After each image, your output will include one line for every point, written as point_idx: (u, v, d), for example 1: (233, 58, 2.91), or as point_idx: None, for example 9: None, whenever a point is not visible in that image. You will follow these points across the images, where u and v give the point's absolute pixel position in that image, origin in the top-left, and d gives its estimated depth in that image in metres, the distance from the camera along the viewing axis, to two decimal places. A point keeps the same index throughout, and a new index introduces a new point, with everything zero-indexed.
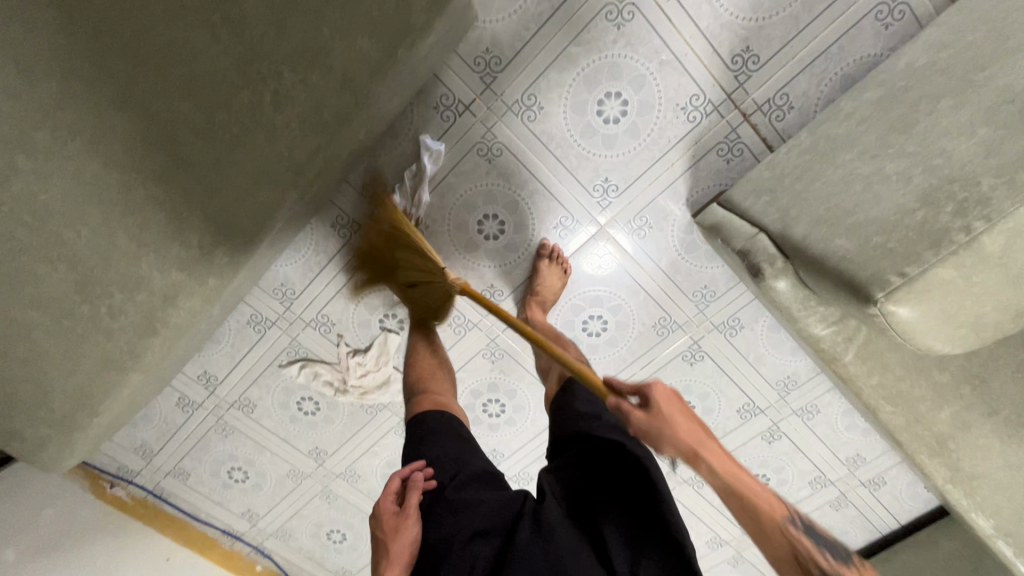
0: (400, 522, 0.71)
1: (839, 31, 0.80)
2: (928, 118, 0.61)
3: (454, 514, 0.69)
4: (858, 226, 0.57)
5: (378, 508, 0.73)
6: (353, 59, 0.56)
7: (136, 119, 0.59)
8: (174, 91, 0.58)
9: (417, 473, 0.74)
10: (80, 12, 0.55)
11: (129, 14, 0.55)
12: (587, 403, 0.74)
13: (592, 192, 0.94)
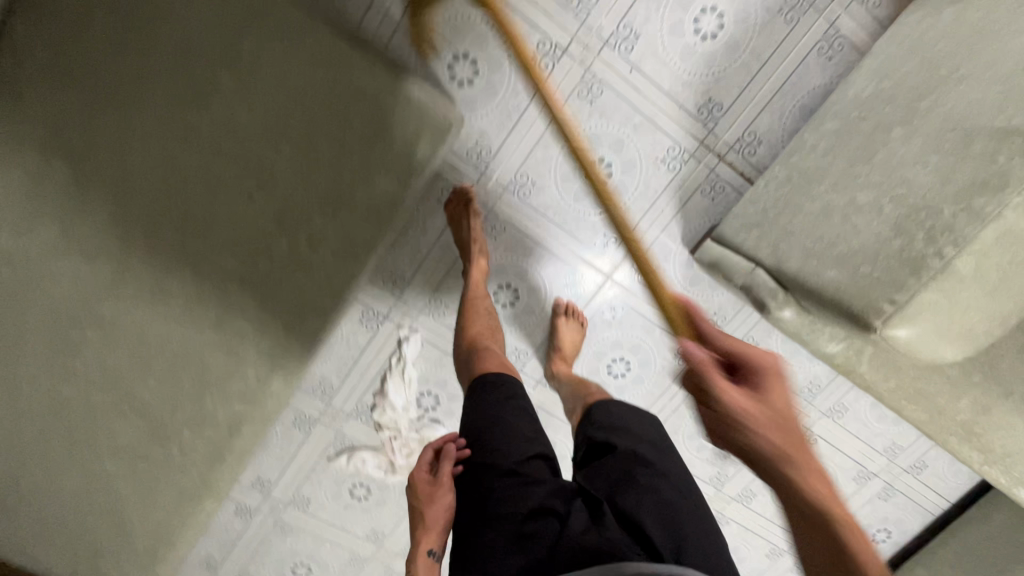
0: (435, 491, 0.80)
1: (789, 70, 0.89)
2: (885, 148, 0.68)
3: (519, 492, 0.67)
4: (844, 258, 0.63)
5: (413, 478, 0.83)
6: (374, 195, 0.63)
7: (188, 281, 0.65)
8: (220, 251, 0.64)
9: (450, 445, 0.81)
10: (129, 201, 0.61)
11: (170, 194, 0.61)
12: (607, 419, 0.79)
13: (594, 247, 1.00)
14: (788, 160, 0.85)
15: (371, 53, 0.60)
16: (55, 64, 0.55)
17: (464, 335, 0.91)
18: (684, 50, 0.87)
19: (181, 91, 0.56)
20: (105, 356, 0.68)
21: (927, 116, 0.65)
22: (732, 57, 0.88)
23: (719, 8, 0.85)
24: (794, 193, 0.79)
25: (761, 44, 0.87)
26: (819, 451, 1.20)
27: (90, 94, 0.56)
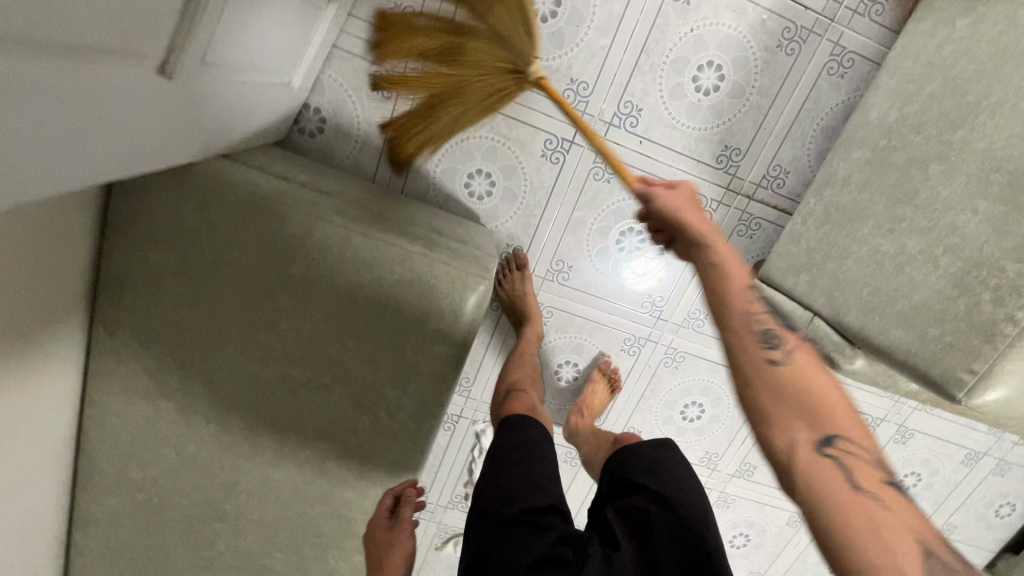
0: (395, 537, 0.72)
1: (802, 99, 0.86)
2: (926, 187, 0.66)
3: (521, 540, 0.63)
4: (909, 317, 0.62)
5: (370, 525, 0.73)
6: (436, 361, 0.66)
7: (292, 468, 0.71)
8: (314, 438, 0.69)
9: (410, 490, 0.72)
10: (229, 417, 0.67)
11: (262, 403, 0.67)
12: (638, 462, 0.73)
13: (642, 308, 1.01)
14: (822, 194, 0.83)
15: (403, 236, 0.64)
16: (145, 328, 0.62)
17: (505, 378, 0.90)
18: (690, 109, 0.86)
19: (251, 321, 0.63)
20: (236, 541, 0.75)
21: (965, 152, 0.62)
22: (739, 102, 0.86)
23: (716, 60, 0.84)
24: (838, 234, 0.77)
25: (767, 83, 0.86)
26: (919, 445, 1.16)
27: (180, 344, 0.63)
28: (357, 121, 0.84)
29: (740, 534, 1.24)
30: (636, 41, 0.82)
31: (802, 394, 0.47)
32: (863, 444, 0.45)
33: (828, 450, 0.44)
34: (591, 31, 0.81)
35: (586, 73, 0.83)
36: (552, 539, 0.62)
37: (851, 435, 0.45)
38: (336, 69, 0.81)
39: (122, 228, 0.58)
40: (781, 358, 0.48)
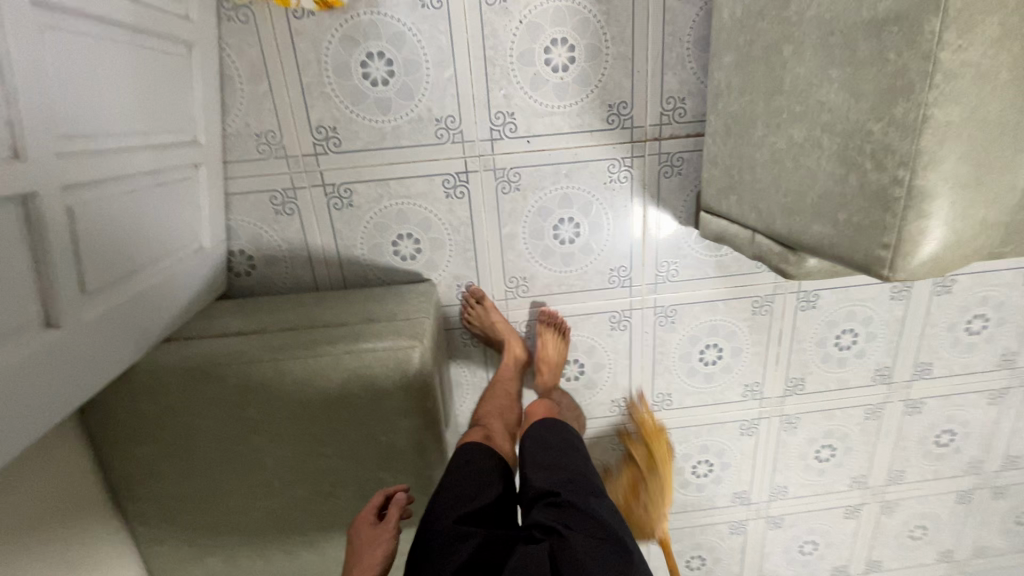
0: (377, 533, 0.65)
1: (660, 28, 0.84)
2: (788, 72, 0.62)
3: (442, 549, 0.65)
4: (820, 208, 0.59)
5: (356, 521, 0.68)
6: (408, 435, 0.70)
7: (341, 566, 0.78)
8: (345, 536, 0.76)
9: (399, 494, 0.68)
10: (271, 544, 0.76)
11: (290, 525, 0.75)
12: (545, 462, 0.76)
13: (612, 284, 1.00)
14: (717, 109, 0.80)
15: (331, 342, 0.69)
16: (167, 499, 0.72)
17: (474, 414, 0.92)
18: (557, 90, 0.86)
19: (240, 462, 0.70)
20: None
21: (803, 23, 0.58)
22: (600, 61, 0.85)
23: (558, 36, 0.83)
24: (741, 144, 0.74)
25: (618, 30, 0.84)
26: (966, 287, 1.07)
27: (199, 500, 0.72)
28: (277, 244, 0.91)
29: (822, 446, 1.18)
30: (476, 57, 0.83)
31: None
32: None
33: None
34: (431, 71, 0.83)
35: (446, 108, 0.85)
36: (477, 542, 0.65)
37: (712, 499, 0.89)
38: (239, 210, 0.88)
39: (110, 434, 0.68)
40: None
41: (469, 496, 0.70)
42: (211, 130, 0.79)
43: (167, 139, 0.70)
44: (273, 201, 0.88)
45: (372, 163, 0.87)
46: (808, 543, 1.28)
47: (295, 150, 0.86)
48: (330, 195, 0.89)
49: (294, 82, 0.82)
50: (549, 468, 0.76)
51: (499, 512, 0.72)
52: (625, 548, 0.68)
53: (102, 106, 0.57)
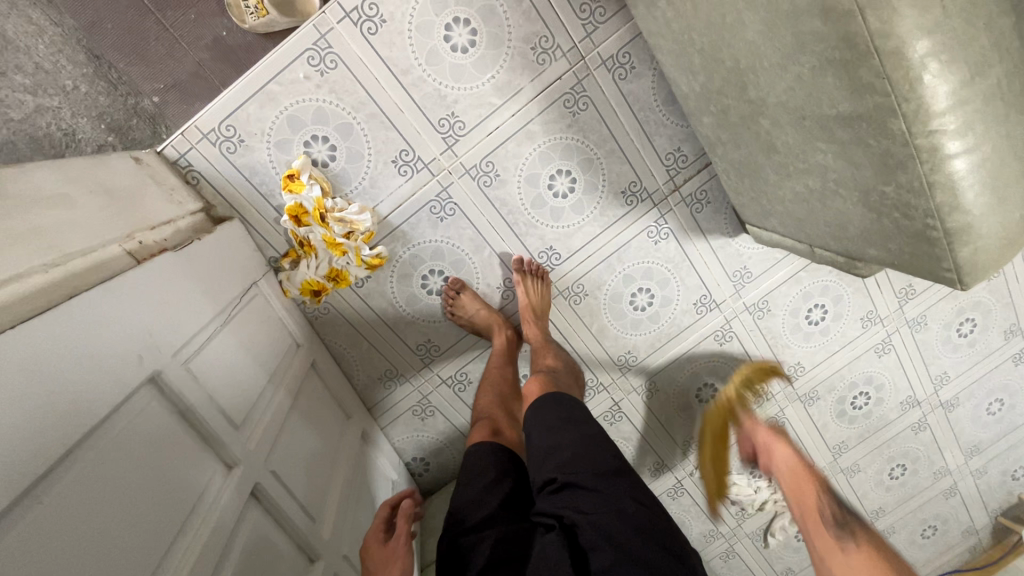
0: (391, 552, 0.69)
1: (628, 110, 0.91)
2: (774, 138, 0.68)
3: (464, 558, 0.66)
4: (869, 238, 0.65)
5: (366, 547, 0.71)
6: None
7: None
8: None
9: (404, 500, 0.76)
10: None
11: None
12: (545, 437, 0.72)
13: (702, 312, 1.08)
14: (718, 154, 0.86)
15: None
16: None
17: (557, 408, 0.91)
18: (575, 206, 0.96)
19: None
20: None
21: (769, 105, 0.64)
22: (594, 165, 0.94)
23: (553, 170, 0.93)
24: (758, 182, 0.80)
25: (596, 136, 0.92)
26: None
27: None
28: (434, 438, 1.08)
29: (961, 322, 1.20)
30: (501, 225, 0.94)
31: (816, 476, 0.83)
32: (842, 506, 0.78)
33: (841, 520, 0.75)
34: (473, 256, 0.96)
35: (500, 274, 0.98)
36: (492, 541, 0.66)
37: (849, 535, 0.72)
38: (395, 432, 1.06)
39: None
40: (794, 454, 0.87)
41: (483, 499, 0.71)
42: (347, 397, 0.96)
43: (335, 437, 0.87)
44: (414, 413, 1.05)
45: (466, 347, 1.01)
46: (994, 402, 1.31)
47: (409, 371, 1.01)
48: (452, 385, 1.04)
49: (382, 326, 0.97)
50: (555, 428, 0.73)
51: (516, 507, 0.71)
52: (641, 514, 0.63)
53: (307, 466, 0.74)
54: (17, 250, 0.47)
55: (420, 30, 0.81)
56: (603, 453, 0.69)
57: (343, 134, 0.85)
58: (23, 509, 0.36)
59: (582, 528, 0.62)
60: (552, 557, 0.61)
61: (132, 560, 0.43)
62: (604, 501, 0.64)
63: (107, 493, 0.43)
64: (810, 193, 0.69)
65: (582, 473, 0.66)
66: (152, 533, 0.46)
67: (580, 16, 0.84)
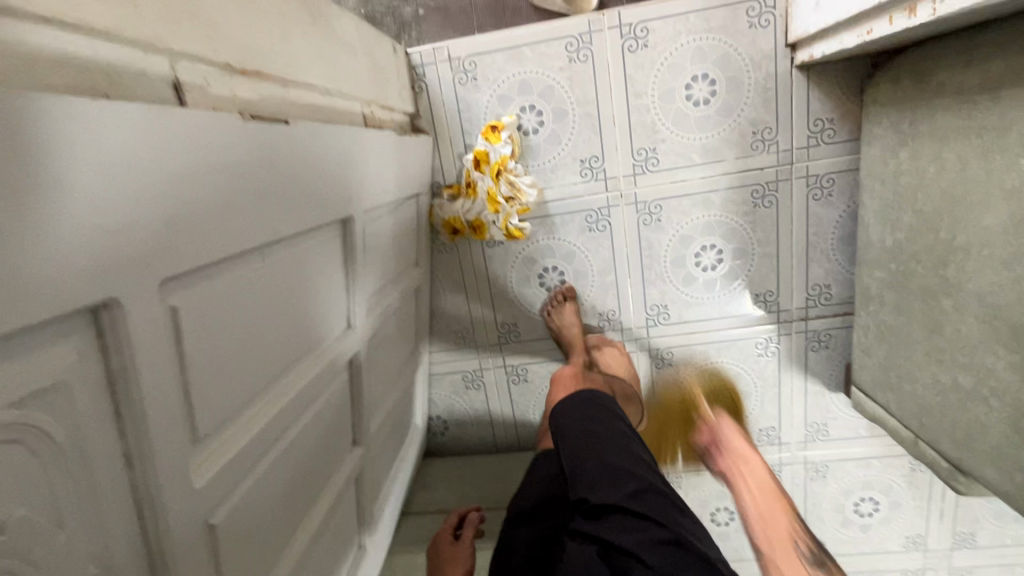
0: (456, 551, 0.83)
1: (804, 228, 0.93)
2: (947, 322, 0.69)
3: (507, 550, 0.71)
4: (994, 458, 0.64)
5: (435, 541, 0.86)
6: None
7: None
8: None
9: (473, 512, 0.90)
10: None
11: None
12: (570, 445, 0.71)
13: (762, 442, 1.07)
14: (868, 309, 0.86)
15: None
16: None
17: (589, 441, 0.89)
18: (707, 283, 0.98)
19: None
20: None
21: (965, 289, 0.65)
22: (747, 258, 0.96)
23: (708, 243, 0.96)
24: (897, 353, 0.80)
25: (762, 234, 0.94)
26: None
27: None
28: (466, 409, 1.10)
29: None
30: (635, 264, 0.98)
31: (761, 502, 0.86)
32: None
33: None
34: (596, 276, 0.99)
35: (607, 304, 1.01)
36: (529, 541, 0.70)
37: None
38: (438, 385, 1.09)
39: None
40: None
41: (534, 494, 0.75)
42: (423, 332, 1.01)
43: (403, 357, 0.91)
44: (464, 379, 1.08)
45: (543, 348, 1.04)
46: None
47: (483, 340, 1.05)
48: (510, 374, 1.06)
49: (486, 289, 1.02)
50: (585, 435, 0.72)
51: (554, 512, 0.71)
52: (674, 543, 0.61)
53: (383, 365, 0.79)
54: (315, 66, 0.55)
55: (669, 69, 0.87)
56: (631, 476, 0.66)
57: (555, 115, 0.92)
58: (240, 262, 0.40)
59: (610, 550, 0.61)
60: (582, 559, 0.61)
61: (278, 359, 0.47)
62: (635, 527, 0.62)
63: (283, 293, 0.47)
64: (955, 388, 0.69)
65: (608, 486, 0.65)
66: (295, 347, 0.50)
67: (811, 128, 0.88)
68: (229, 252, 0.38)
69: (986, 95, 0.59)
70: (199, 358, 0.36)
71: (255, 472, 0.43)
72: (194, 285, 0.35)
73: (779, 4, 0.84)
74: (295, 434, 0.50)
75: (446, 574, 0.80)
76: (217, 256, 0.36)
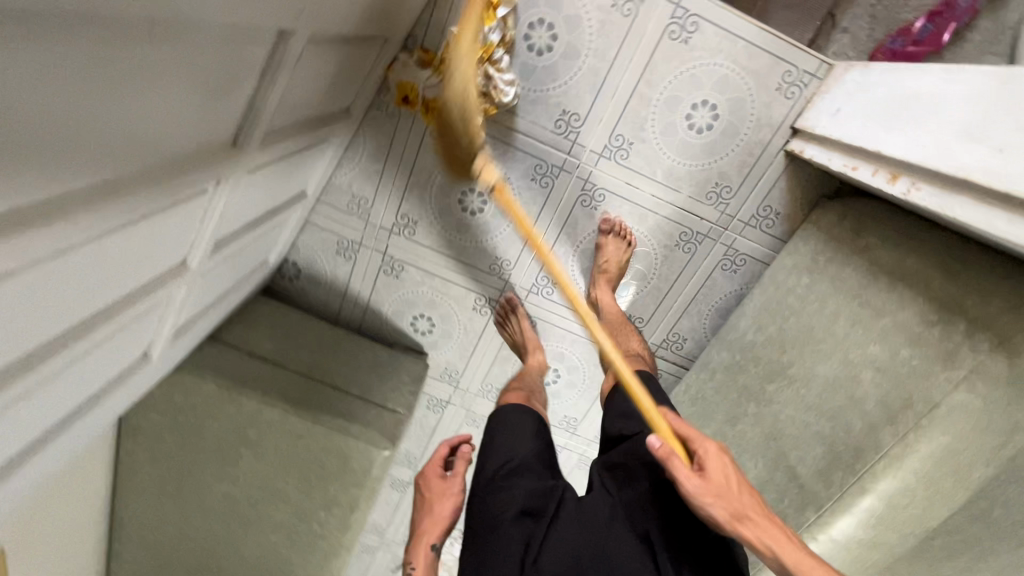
0: (448, 485, 0.81)
1: (699, 285, 0.99)
2: (741, 421, 0.80)
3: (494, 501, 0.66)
4: None
5: (423, 479, 0.82)
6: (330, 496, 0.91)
7: (233, 555, 0.98)
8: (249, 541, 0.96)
9: (465, 447, 0.84)
10: (195, 515, 0.93)
11: (218, 519, 0.94)
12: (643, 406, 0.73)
13: (560, 424, 1.19)
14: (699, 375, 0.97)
15: (352, 413, 0.91)
16: (151, 469, 0.89)
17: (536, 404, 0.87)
18: None
19: (221, 463, 0.89)
20: None
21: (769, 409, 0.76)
22: (642, 282, 1.01)
23: None
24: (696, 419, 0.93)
25: (667, 269, 0.99)
26: None
27: (173, 473, 0.90)
28: (325, 271, 1.05)
29: None
30: (553, 233, 0.97)
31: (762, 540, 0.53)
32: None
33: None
34: (513, 223, 0.96)
35: (509, 252, 0.99)
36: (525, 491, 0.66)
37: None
38: (307, 235, 1.01)
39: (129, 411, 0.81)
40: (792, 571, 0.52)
41: (519, 441, 0.71)
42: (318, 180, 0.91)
43: (287, 196, 0.82)
44: (338, 245, 1.02)
45: (429, 257, 1.01)
46: None
47: (376, 219, 0.98)
48: (384, 264, 1.03)
49: (406, 173, 0.94)
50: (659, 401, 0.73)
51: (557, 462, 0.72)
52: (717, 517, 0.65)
53: (259, 197, 0.70)
54: None
55: (690, 79, 0.83)
56: None
57: (567, 50, 0.83)
58: (119, 31, 0.30)
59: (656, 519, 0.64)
60: (597, 525, 0.65)
61: (120, 153, 0.38)
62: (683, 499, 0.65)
63: (159, 82, 0.37)
64: None
65: None
66: (151, 147, 0.41)
67: (760, 209, 0.91)
68: (108, 17, 0.28)
69: (887, 279, 0.66)
70: (6, 127, 0.28)
71: (41, 271, 0.37)
72: (35, 37, 0.26)
73: (811, 85, 0.82)
74: (110, 241, 0.43)
75: (436, 509, 0.79)
76: (86, 15, 0.27)
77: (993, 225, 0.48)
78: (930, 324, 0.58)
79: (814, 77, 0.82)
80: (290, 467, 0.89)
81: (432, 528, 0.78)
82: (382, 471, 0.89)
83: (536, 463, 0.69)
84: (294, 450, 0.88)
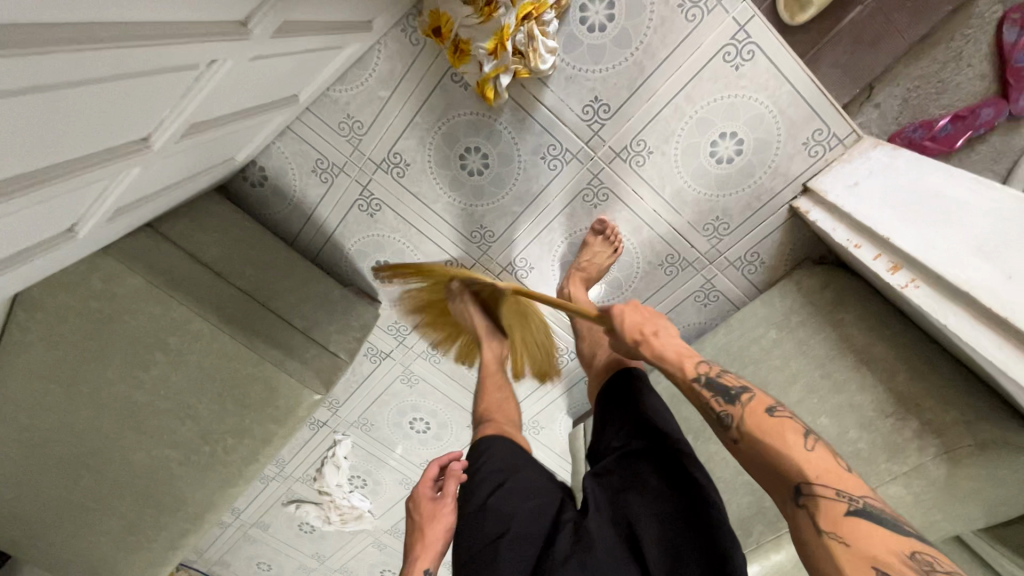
0: (441, 505, 0.70)
1: (667, 307, 1.00)
2: None
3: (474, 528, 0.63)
4: None
5: (414, 493, 0.72)
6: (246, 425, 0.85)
7: (102, 475, 0.86)
8: (132, 458, 0.85)
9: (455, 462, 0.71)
10: (70, 419, 0.81)
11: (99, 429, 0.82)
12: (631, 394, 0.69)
13: None
14: None
15: (295, 343, 0.87)
16: (41, 352, 0.77)
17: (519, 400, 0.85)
18: None
19: (130, 363, 0.79)
20: (41, 512, 0.88)
21: (714, 449, 0.82)
22: (615, 289, 1.01)
23: None
24: None
25: (644, 283, 0.99)
26: None
27: (67, 362, 0.78)
28: (294, 186, 0.96)
29: None
30: (546, 216, 0.93)
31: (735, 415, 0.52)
32: (844, 486, 0.44)
33: (797, 498, 0.45)
34: (509, 194, 0.92)
35: (496, 223, 0.95)
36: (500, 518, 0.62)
37: (859, 541, 0.41)
38: (285, 143, 0.92)
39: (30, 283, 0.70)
40: (745, 422, 0.51)
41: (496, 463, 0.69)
42: (315, 88, 0.81)
43: (279, 95, 0.72)
44: (316, 164, 0.92)
45: (412, 205, 0.94)
46: None
47: (366, 148, 0.90)
48: (362, 199, 0.95)
49: (412, 109, 0.86)
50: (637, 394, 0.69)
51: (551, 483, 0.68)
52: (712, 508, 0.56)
53: (251, 88, 0.61)
54: None
55: (729, 107, 0.81)
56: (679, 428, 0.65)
57: (618, 36, 0.78)
58: None
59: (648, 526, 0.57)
60: (587, 540, 0.58)
61: None
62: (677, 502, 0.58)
63: None
64: None
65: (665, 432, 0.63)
66: None
67: (749, 253, 0.91)
68: None
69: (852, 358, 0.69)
70: None
71: None
72: None
73: (836, 149, 0.81)
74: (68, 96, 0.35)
75: (428, 533, 0.68)
76: None
77: (978, 343, 0.53)
78: (885, 414, 0.65)
79: (840, 143, 0.80)
80: (208, 384, 0.82)
81: (423, 555, 0.66)
82: (308, 411, 0.87)
83: (535, 496, 0.65)
84: (219, 367, 0.82)
